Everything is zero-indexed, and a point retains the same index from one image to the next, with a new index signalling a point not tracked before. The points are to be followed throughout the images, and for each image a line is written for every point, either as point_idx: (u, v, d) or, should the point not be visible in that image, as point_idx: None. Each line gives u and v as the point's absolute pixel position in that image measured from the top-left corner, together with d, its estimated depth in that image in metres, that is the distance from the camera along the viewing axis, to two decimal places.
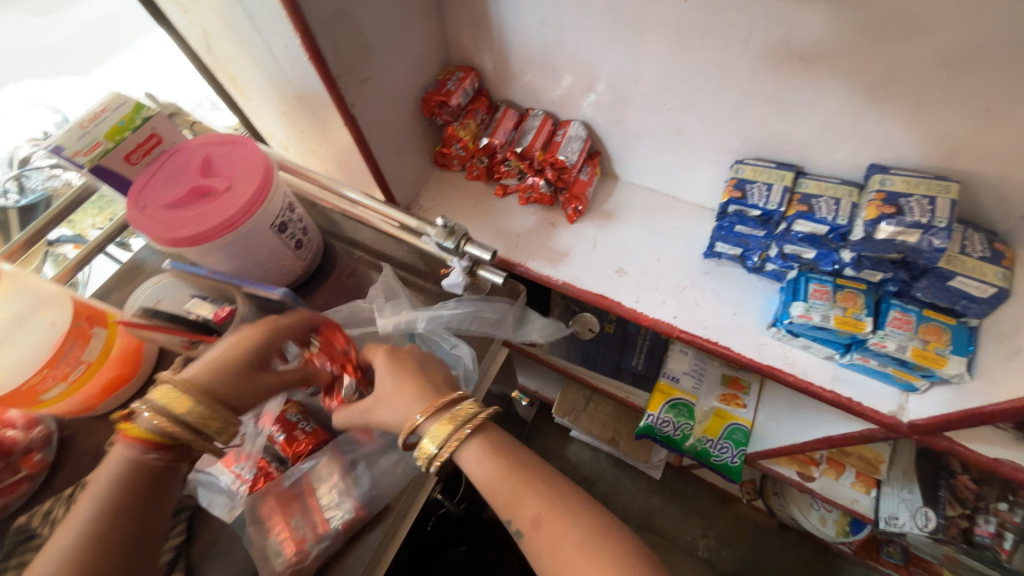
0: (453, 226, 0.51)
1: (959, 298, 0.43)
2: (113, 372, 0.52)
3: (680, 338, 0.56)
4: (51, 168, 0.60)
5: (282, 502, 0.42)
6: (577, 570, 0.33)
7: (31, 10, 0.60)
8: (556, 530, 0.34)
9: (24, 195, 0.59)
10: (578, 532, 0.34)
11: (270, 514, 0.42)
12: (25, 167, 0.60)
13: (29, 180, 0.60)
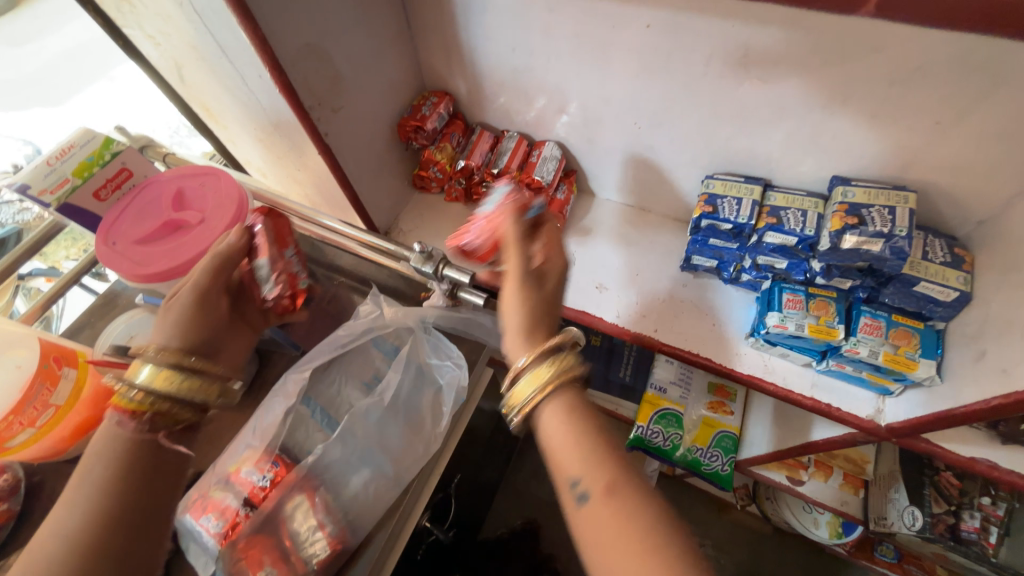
0: (430, 251, 0.52)
1: (925, 303, 0.45)
2: (84, 414, 0.50)
3: (662, 351, 0.56)
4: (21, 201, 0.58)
5: (253, 544, 0.44)
6: None
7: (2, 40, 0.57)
8: (616, 505, 0.31)
9: None
10: None
11: (241, 559, 0.43)
12: None
13: None
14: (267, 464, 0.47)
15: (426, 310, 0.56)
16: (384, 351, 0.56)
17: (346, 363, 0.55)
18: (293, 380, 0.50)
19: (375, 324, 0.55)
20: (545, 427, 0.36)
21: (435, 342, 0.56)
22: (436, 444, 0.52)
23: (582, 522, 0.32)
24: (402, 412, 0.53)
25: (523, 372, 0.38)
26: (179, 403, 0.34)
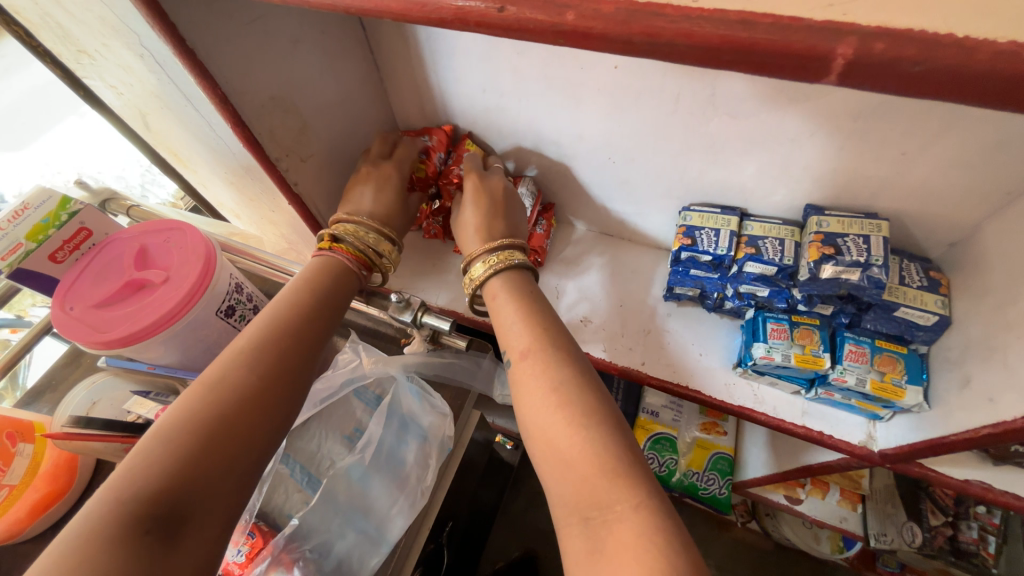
0: (409, 299, 0.51)
1: (907, 327, 0.45)
2: (41, 491, 0.49)
3: (651, 385, 0.55)
4: None
5: None
6: None
7: None
8: (538, 365, 0.38)
9: None
10: None
11: None
12: None
13: None
14: (243, 536, 0.45)
15: (407, 358, 0.54)
16: (364, 400, 0.54)
17: (325, 418, 0.53)
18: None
19: (355, 374, 0.53)
20: (494, 300, 0.45)
21: (420, 388, 0.54)
22: (423, 498, 0.50)
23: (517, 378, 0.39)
24: (385, 466, 0.50)
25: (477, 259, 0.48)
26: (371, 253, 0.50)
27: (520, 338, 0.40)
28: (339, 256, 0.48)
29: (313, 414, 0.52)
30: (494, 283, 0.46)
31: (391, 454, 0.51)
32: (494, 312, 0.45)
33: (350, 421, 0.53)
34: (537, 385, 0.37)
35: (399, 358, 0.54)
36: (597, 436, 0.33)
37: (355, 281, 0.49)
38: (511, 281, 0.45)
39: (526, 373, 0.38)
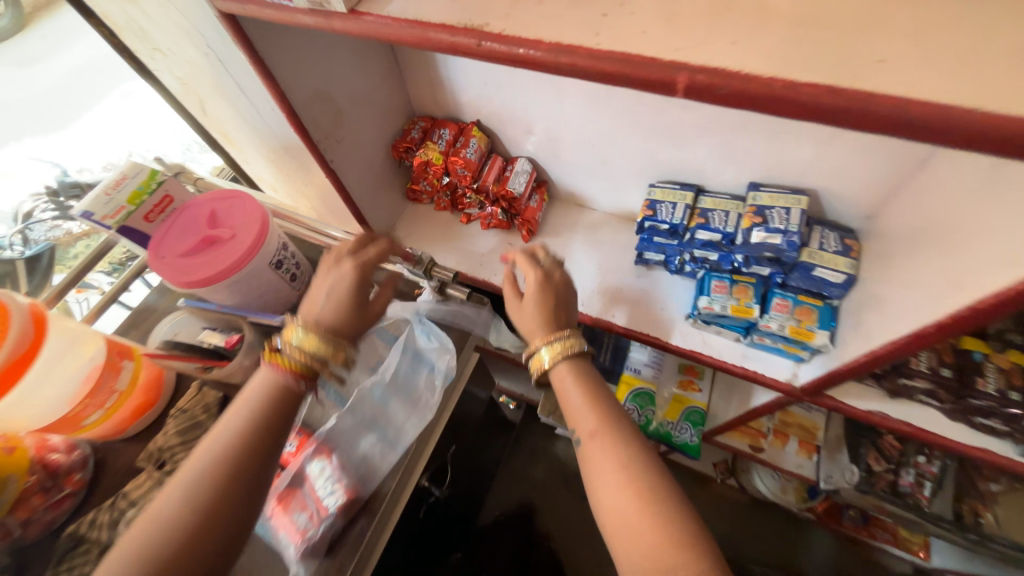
0: (421, 256, 0.63)
1: (822, 285, 0.55)
2: (141, 397, 0.65)
3: (619, 333, 0.67)
4: (54, 220, 0.73)
5: (284, 497, 0.55)
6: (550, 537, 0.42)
7: (15, 62, 0.71)
8: (606, 445, 0.45)
9: (28, 246, 0.72)
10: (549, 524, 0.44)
11: (275, 510, 0.54)
12: (30, 221, 0.72)
13: (32, 232, 0.72)
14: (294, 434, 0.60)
15: (419, 303, 0.67)
16: (383, 339, 0.67)
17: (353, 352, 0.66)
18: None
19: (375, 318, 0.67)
20: (563, 387, 0.52)
21: (428, 329, 0.67)
22: (431, 414, 0.63)
23: (589, 458, 0.46)
24: (401, 389, 0.64)
25: (541, 347, 0.53)
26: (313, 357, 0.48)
27: (588, 421, 0.47)
28: (274, 370, 0.46)
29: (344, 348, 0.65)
30: (561, 370, 0.52)
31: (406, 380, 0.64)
32: (564, 397, 0.51)
33: (374, 355, 0.66)
34: (610, 468, 0.43)
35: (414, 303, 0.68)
36: (662, 510, 0.39)
37: (297, 396, 0.47)
38: (579, 369, 0.52)
39: (596, 455, 0.45)
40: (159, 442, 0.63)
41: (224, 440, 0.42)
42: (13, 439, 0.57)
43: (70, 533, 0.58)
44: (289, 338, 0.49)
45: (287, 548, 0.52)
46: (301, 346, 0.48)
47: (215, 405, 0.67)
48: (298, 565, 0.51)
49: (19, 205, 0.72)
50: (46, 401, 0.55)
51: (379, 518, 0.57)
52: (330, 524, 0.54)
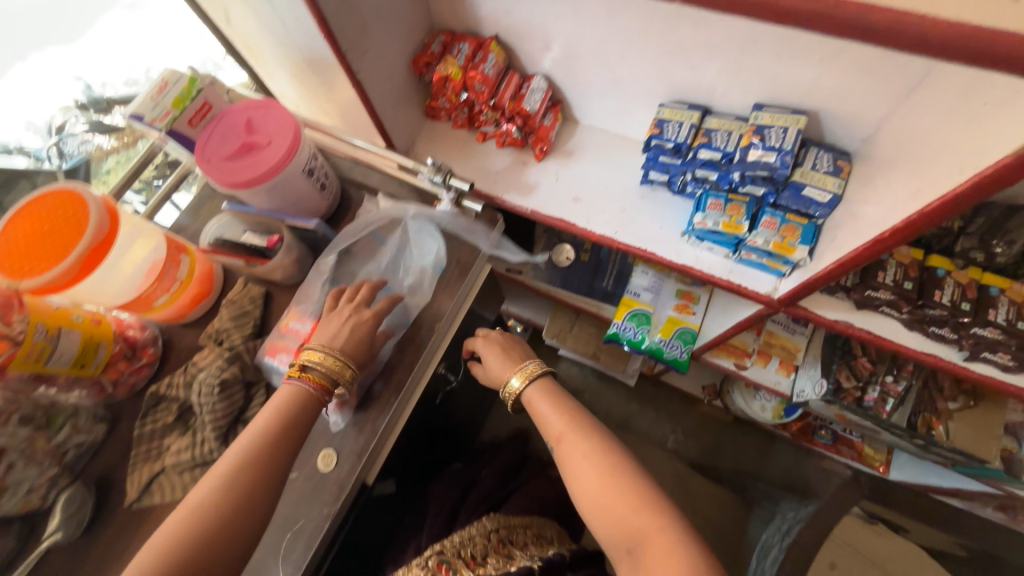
0: (440, 164, 0.65)
1: (809, 204, 0.59)
2: (197, 288, 0.74)
3: (619, 248, 0.73)
4: (82, 134, 0.86)
5: None
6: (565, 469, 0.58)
7: None
8: (571, 443, 0.61)
9: (64, 159, 0.85)
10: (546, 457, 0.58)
11: None
12: (63, 135, 0.85)
13: (65, 146, 0.85)
14: (306, 318, 0.72)
15: (407, 205, 0.75)
16: (376, 239, 0.77)
17: (352, 253, 0.77)
18: (324, 263, 0.75)
19: (372, 219, 0.75)
20: (533, 402, 0.67)
21: (419, 228, 0.76)
22: (430, 298, 0.73)
23: (563, 460, 0.61)
24: (402, 281, 0.75)
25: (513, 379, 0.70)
26: (333, 378, 0.61)
27: (559, 428, 0.63)
28: (304, 382, 0.60)
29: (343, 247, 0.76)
30: (532, 390, 0.68)
31: (403, 273, 0.75)
32: (534, 412, 0.67)
33: (371, 249, 0.77)
34: (583, 459, 0.58)
35: (405, 204, 0.75)
36: (626, 489, 0.55)
37: (317, 403, 0.60)
38: (545, 386, 0.67)
39: (567, 452, 0.60)
40: (217, 326, 0.74)
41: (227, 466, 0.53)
42: (97, 314, 0.68)
43: (151, 391, 0.71)
44: (308, 356, 0.61)
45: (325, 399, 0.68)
46: (317, 359, 0.60)
47: (260, 299, 0.77)
48: (335, 412, 0.68)
49: (52, 119, 0.85)
50: (124, 280, 0.65)
51: (396, 384, 0.70)
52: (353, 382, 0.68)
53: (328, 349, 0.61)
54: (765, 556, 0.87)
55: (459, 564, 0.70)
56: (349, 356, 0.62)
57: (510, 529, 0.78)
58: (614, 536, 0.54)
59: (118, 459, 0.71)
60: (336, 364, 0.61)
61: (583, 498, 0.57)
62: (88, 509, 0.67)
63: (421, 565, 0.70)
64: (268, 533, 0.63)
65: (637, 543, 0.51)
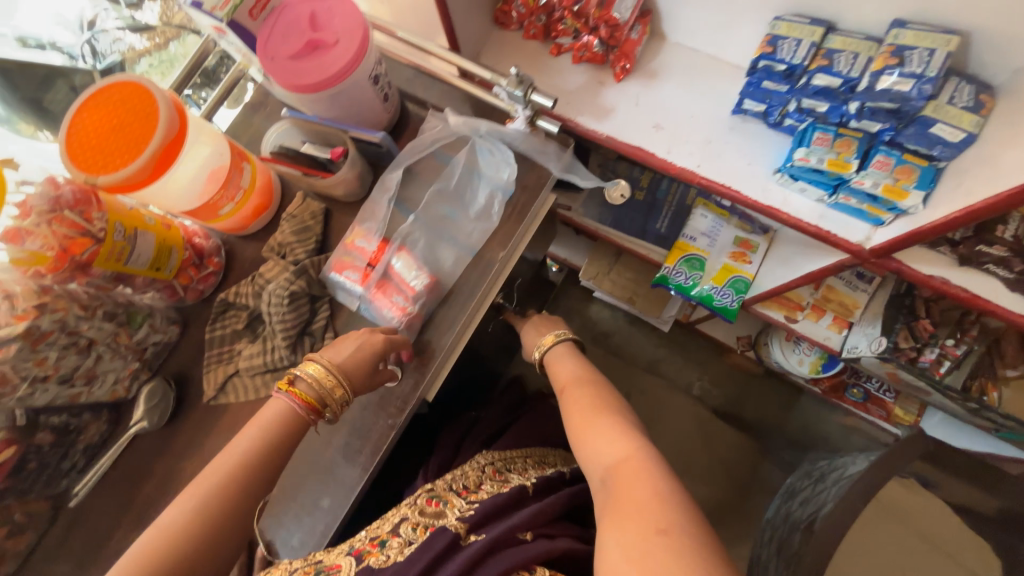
0: (523, 76, 0.60)
1: (935, 143, 0.53)
2: (258, 199, 0.73)
3: (700, 184, 0.68)
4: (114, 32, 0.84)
5: (380, 285, 0.70)
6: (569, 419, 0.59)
7: None
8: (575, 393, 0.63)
9: (98, 59, 0.83)
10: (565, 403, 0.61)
11: (377, 295, 0.70)
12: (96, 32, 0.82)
13: (99, 44, 0.83)
14: (373, 238, 0.72)
15: (479, 120, 0.71)
16: (438, 158, 0.74)
17: (418, 174, 0.75)
18: (389, 179, 0.73)
19: (438, 136, 0.73)
20: (552, 359, 0.72)
21: (487, 147, 0.72)
22: (495, 223, 0.71)
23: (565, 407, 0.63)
24: (465, 205, 0.73)
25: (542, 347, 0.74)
26: (322, 398, 0.59)
27: (567, 377, 0.67)
28: (289, 398, 0.59)
29: (410, 165, 0.74)
30: (555, 351, 0.73)
31: (469, 195, 0.73)
32: (550, 368, 0.72)
33: (433, 171, 0.74)
34: (577, 401, 0.61)
35: (476, 120, 0.71)
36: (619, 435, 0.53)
37: (301, 421, 0.59)
38: (568, 349, 0.72)
39: (567, 397, 0.63)
40: (278, 239, 0.73)
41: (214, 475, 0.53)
42: (166, 219, 0.68)
43: (221, 299, 0.73)
44: (304, 368, 0.60)
45: (392, 320, 0.69)
46: (312, 373, 0.59)
47: (320, 215, 0.75)
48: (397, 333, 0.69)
49: (82, 13, 0.82)
50: (191, 187, 0.64)
51: (456, 306, 0.71)
52: (416, 304, 0.69)
53: (326, 363, 0.60)
54: (792, 497, 0.91)
55: (450, 495, 0.67)
56: (347, 378, 0.61)
57: (506, 459, 0.78)
58: (595, 468, 0.52)
59: (191, 359, 0.74)
60: (329, 382, 0.59)
61: (573, 434, 0.58)
62: (168, 402, 0.72)
63: (410, 503, 0.66)
64: (338, 435, 0.68)
65: (612, 472, 0.50)
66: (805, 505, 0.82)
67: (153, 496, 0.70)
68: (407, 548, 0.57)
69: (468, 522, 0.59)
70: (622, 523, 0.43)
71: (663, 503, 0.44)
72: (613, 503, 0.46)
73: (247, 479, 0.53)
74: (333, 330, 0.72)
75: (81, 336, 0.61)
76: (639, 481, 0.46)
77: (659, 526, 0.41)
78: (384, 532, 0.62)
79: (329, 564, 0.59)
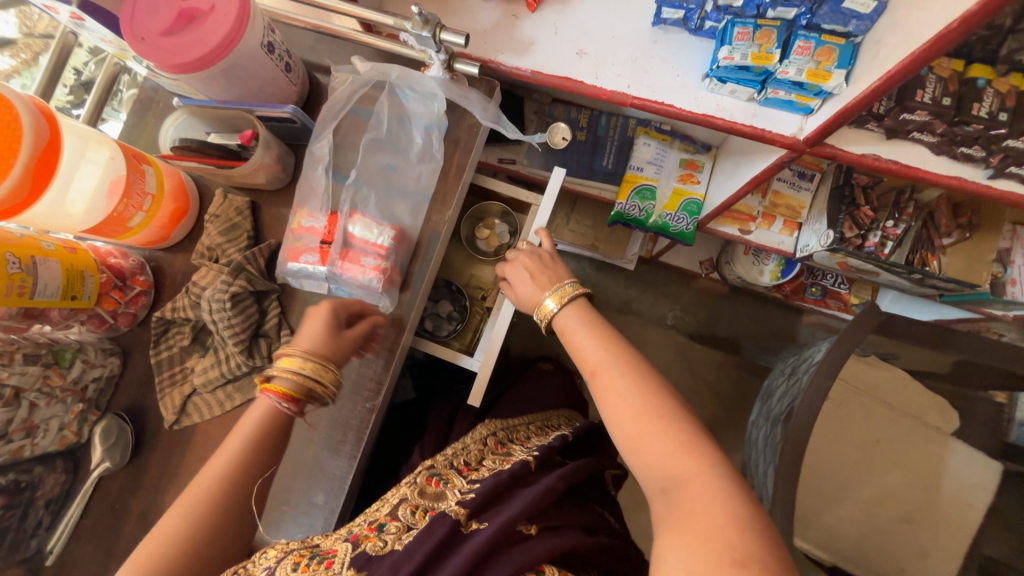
0: (427, 15, 0.55)
1: (850, 19, 0.53)
2: (172, 204, 0.67)
3: (633, 105, 0.66)
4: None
5: (344, 256, 0.64)
6: (616, 413, 0.52)
7: None
8: (606, 374, 0.55)
9: None
10: (607, 397, 0.53)
11: (344, 266, 0.64)
12: None
13: None
14: (320, 215, 0.65)
15: (389, 65, 0.65)
16: (360, 116, 0.68)
17: (341, 134, 0.68)
18: (319, 148, 0.66)
19: (351, 91, 0.66)
20: (565, 326, 0.64)
21: (408, 86, 0.66)
22: (442, 158, 0.67)
23: (598, 392, 0.55)
24: (404, 151, 0.67)
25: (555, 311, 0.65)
26: (306, 383, 0.57)
27: (593, 359, 0.58)
28: (270, 398, 0.56)
29: (335, 126, 0.67)
30: (565, 314, 0.64)
31: (403, 146, 0.67)
32: (565, 335, 0.63)
33: (357, 131, 0.68)
34: (617, 395, 0.53)
35: (386, 66, 0.65)
36: (667, 422, 0.49)
37: (287, 415, 0.57)
38: (579, 311, 0.63)
39: (602, 385, 0.55)
40: (206, 242, 0.68)
41: (218, 468, 0.54)
42: (70, 242, 0.61)
43: (157, 318, 0.67)
44: (277, 366, 0.57)
45: (371, 285, 0.63)
46: (282, 365, 0.57)
47: (246, 209, 0.70)
48: (383, 295, 0.65)
49: None
50: (82, 190, 0.56)
51: (421, 258, 0.68)
52: (391, 258, 0.64)
53: (297, 350, 0.58)
54: (770, 397, 0.95)
55: (452, 473, 0.64)
56: (322, 357, 0.58)
57: (506, 429, 0.77)
58: (650, 474, 0.48)
59: (141, 388, 0.69)
60: (306, 366, 0.57)
61: (618, 433, 0.51)
62: (127, 437, 0.68)
63: (409, 482, 0.62)
64: (318, 430, 0.65)
65: (674, 483, 0.46)
66: (783, 399, 0.87)
67: (134, 536, 0.66)
68: (404, 537, 0.54)
69: (469, 506, 0.56)
70: (684, 540, 0.41)
71: (733, 526, 0.41)
72: (676, 519, 0.43)
73: (245, 478, 0.54)
74: (288, 326, 0.68)
75: (4, 386, 0.56)
76: (705, 504, 0.43)
77: (734, 557, 0.39)
78: (383, 515, 0.58)
79: (325, 548, 0.54)
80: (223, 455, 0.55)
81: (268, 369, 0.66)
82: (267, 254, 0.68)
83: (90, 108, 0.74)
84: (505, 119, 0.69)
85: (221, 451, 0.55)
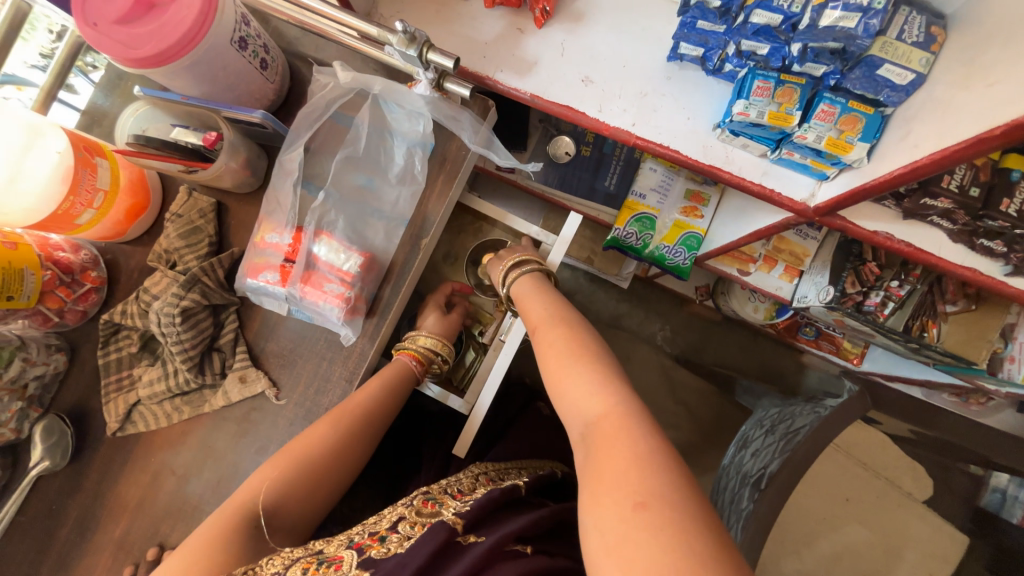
0: (413, 31, 0.49)
1: (883, 88, 0.48)
2: (130, 199, 0.62)
3: (637, 145, 0.61)
4: None
5: (307, 278, 0.60)
6: (552, 361, 0.54)
7: None
8: (547, 334, 0.58)
9: None
10: (548, 346, 0.56)
11: (305, 289, 0.60)
12: None
13: None
14: (285, 229, 0.61)
15: (372, 78, 0.58)
16: (341, 123, 0.64)
17: (319, 141, 0.64)
18: (289, 160, 0.60)
19: (333, 97, 0.60)
20: (519, 294, 0.67)
21: (394, 101, 0.61)
22: (423, 183, 0.63)
23: (537, 348, 0.58)
24: (384, 170, 0.63)
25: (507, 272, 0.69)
26: (436, 352, 0.70)
27: (537, 318, 0.61)
28: (405, 359, 0.68)
29: (311, 136, 0.62)
30: (520, 285, 0.67)
31: (384, 165, 0.63)
32: (520, 303, 0.66)
33: (335, 137, 0.64)
34: (550, 343, 0.56)
35: (369, 76, 0.59)
36: (588, 363, 0.51)
37: (411, 375, 0.68)
38: (531, 279, 0.67)
39: (539, 339, 0.58)
40: (164, 245, 0.63)
41: (279, 461, 0.56)
42: (11, 235, 0.56)
43: (106, 320, 0.63)
44: (414, 336, 0.70)
45: (332, 313, 0.60)
46: (421, 334, 0.70)
47: (211, 212, 0.65)
48: (345, 324, 0.61)
49: None
50: (31, 177, 0.53)
51: (393, 283, 0.63)
52: (357, 287, 0.60)
53: (431, 331, 0.72)
54: (745, 447, 0.93)
55: (447, 497, 0.59)
56: (446, 337, 0.73)
57: (499, 471, 0.71)
58: (575, 420, 0.48)
59: (88, 388, 0.66)
60: (439, 341, 0.70)
61: (550, 372, 0.54)
62: (69, 438, 0.64)
63: (404, 504, 0.58)
64: (269, 453, 0.63)
65: (591, 427, 0.45)
66: (756, 456, 0.84)
67: (71, 540, 0.64)
68: (407, 541, 0.51)
69: (465, 518, 0.53)
70: (600, 498, 0.38)
71: (643, 469, 0.37)
72: (592, 466, 0.41)
73: (295, 467, 0.56)
74: (245, 343, 0.64)
75: None
76: (617, 450, 0.40)
77: (637, 500, 0.36)
78: (383, 527, 0.54)
79: (330, 555, 0.51)
80: (287, 451, 0.57)
81: (220, 386, 0.63)
82: (227, 264, 0.64)
83: (63, 54, 0.70)
84: (497, 142, 0.63)
85: (291, 445, 0.57)
